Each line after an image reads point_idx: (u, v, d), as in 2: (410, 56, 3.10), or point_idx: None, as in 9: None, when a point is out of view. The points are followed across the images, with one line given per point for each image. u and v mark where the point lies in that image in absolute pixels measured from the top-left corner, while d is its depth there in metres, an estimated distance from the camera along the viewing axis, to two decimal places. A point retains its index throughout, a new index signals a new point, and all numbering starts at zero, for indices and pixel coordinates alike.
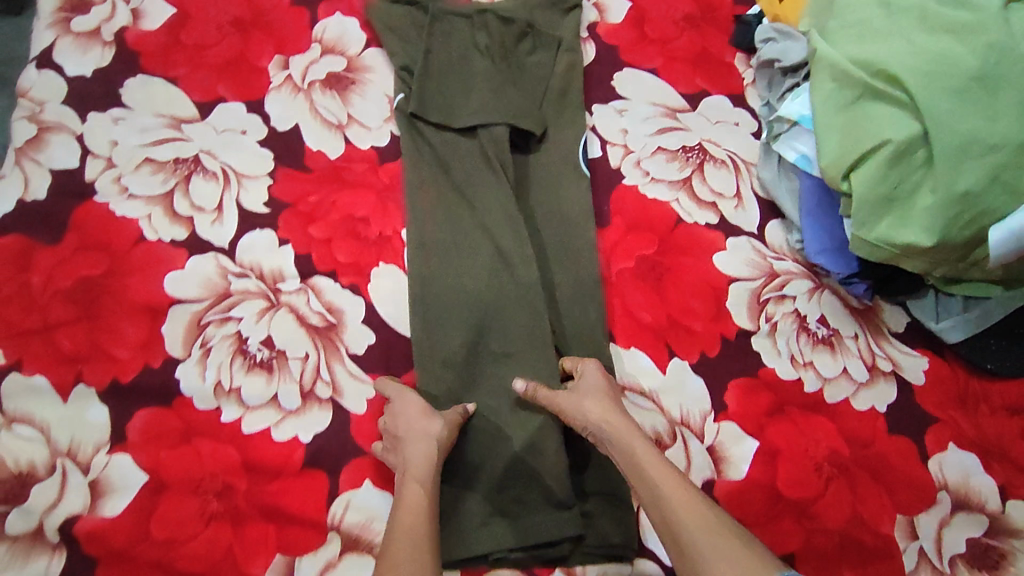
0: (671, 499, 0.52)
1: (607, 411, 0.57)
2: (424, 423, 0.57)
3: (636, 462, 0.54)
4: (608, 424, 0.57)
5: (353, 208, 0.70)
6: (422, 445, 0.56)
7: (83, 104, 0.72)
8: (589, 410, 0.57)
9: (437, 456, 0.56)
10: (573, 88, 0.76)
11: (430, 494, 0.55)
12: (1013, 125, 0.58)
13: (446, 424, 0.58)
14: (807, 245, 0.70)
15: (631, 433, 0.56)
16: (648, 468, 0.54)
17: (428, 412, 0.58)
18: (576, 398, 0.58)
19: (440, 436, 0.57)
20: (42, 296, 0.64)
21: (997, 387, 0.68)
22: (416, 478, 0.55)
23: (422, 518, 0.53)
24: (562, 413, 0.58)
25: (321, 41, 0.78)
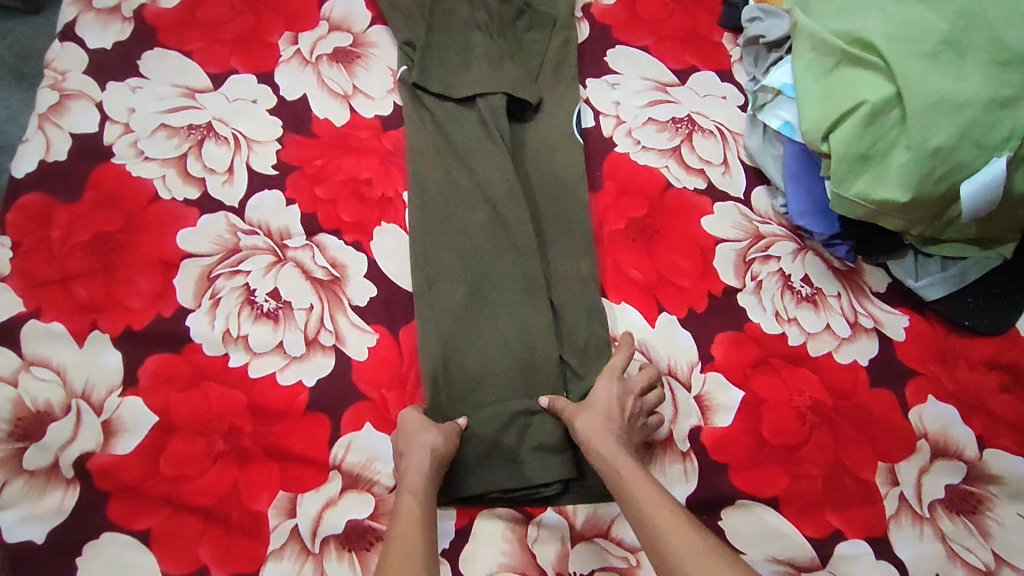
0: (655, 521, 0.51)
1: (599, 429, 0.58)
2: (421, 434, 0.59)
3: (620, 474, 0.55)
4: (593, 444, 0.58)
5: (357, 170, 0.74)
6: (420, 454, 0.57)
7: (103, 75, 0.76)
8: (581, 425, 0.59)
9: (431, 465, 0.57)
10: (568, 61, 0.80)
11: (425, 504, 0.54)
12: (980, 84, 0.61)
13: (443, 434, 0.59)
14: (791, 208, 0.73)
15: (617, 455, 0.56)
16: (629, 483, 0.54)
17: (429, 424, 0.60)
18: (576, 409, 0.60)
19: (436, 444, 0.58)
20: (61, 249, 0.67)
21: (975, 343, 0.70)
22: (409, 489, 0.55)
23: (416, 525, 0.52)
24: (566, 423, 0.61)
25: (329, 18, 0.82)
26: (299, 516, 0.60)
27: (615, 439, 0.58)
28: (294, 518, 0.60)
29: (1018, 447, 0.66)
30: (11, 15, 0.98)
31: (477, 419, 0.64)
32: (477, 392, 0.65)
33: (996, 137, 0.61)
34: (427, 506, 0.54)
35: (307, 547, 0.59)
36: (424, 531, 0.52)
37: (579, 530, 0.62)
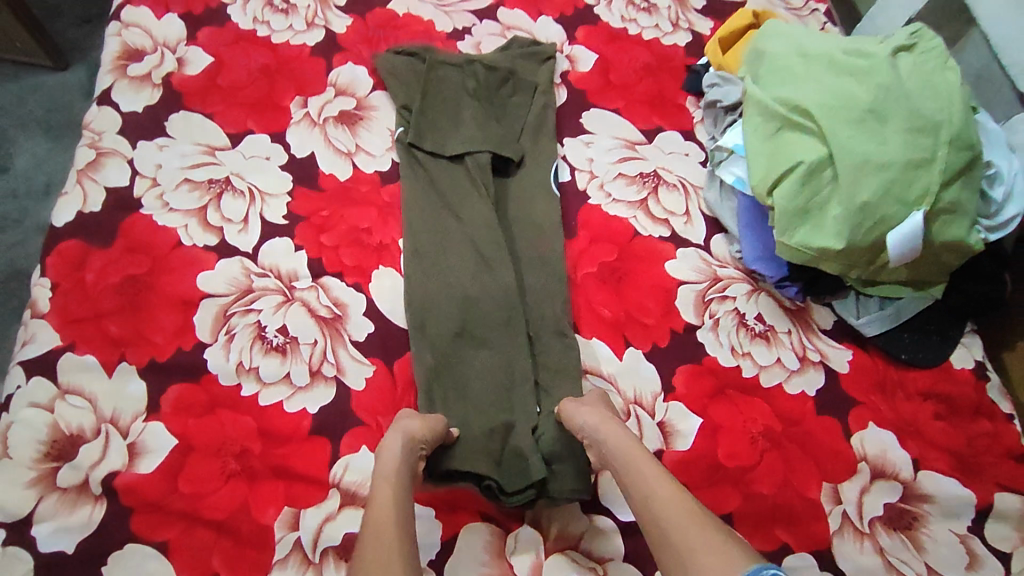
0: (657, 492, 0.56)
1: (604, 420, 0.65)
2: (406, 421, 0.65)
3: (623, 452, 0.61)
4: (598, 429, 0.64)
5: (358, 220, 0.83)
6: (395, 438, 0.62)
7: (135, 135, 0.86)
8: (585, 416, 0.66)
9: (403, 447, 0.61)
10: (547, 123, 0.90)
11: (398, 488, 0.57)
12: (899, 148, 0.71)
13: (421, 421, 0.65)
14: (745, 253, 0.82)
15: (623, 437, 0.62)
16: (632, 459, 0.60)
17: (414, 416, 0.66)
18: (578, 405, 0.68)
19: (413, 431, 0.63)
20: (95, 289, 0.75)
21: (912, 375, 0.78)
22: (383, 474, 0.58)
23: (389, 509, 0.54)
24: (567, 418, 0.68)
25: (335, 85, 0.93)
26: (302, 529, 0.67)
27: (619, 425, 0.64)
28: (297, 531, 0.66)
29: (951, 470, 0.73)
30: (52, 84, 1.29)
31: (465, 422, 0.72)
32: (463, 405, 0.73)
33: (914, 194, 0.70)
34: (401, 489, 0.57)
35: (309, 557, 0.66)
36: (397, 514, 0.54)
37: (552, 542, 0.68)
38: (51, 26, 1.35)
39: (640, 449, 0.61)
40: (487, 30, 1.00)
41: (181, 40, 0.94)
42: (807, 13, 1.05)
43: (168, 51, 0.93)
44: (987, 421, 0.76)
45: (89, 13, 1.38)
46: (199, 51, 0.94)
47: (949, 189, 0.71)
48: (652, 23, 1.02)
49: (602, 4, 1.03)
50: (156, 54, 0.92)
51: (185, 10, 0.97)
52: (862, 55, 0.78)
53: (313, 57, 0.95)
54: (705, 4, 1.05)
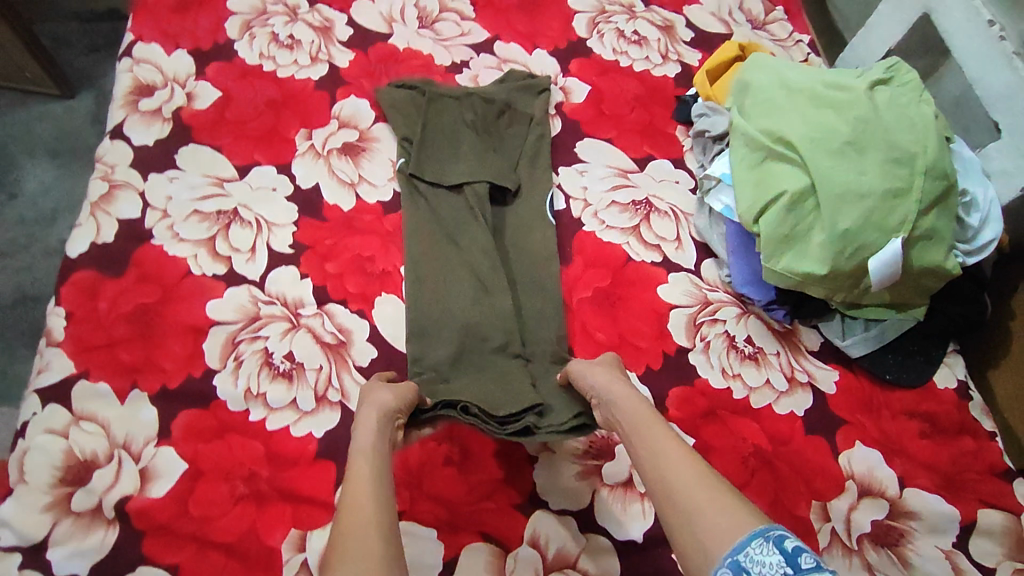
0: (660, 446, 0.59)
1: (613, 380, 0.69)
2: (377, 393, 0.67)
3: (629, 411, 0.64)
4: (610, 390, 0.68)
5: (361, 249, 0.86)
6: (369, 410, 0.65)
7: (146, 168, 0.90)
8: (598, 377, 0.70)
9: (378, 418, 0.63)
10: (543, 153, 0.94)
11: (373, 456, 0.59)
12: (877, 177, 0.74)
13: (393, 393, 0.67)
14: (734, 278, 0.85)
15: (632, 397, 0.66)
16: (636, 416, 0.64)
17: (385, 387, 0.69)
18: (590, 366, 0.72)
19: (386, 404, 0.66)
20: (108, 318, 0.78)
21: (897, 394, 0.81)
22: (357, 447, 0.60)
23: (364, 477, 0.56)
24: (577, 378, 0.72)
25: (338, 117, 0.97)
26: (308, 550, 0.69)
27: (630, 389, 0.68)
28: (304, 552, 0.69)
29: (936, 488, 0.75)
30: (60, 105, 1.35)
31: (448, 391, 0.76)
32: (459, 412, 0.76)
33: (892, 221, 0.73)
34: (376, 457, 0.59)
35: None
36: (374, 481, 0.56)
37: (550, 561, 0.69)
38: (59, 55, 1.39)
39: (651, 411, 0.64)
40: (484, 63, 1.04)
41: (190, 75, 0.98)
42: (791, 44, 1.10)
43: (178, 86, 0.97)
44: (970, 440, 0.78)
45: (97, 42, 1.42)
46: (208, 85, 0.97)
47: (926, 216, 0.74)
48: (642, 55, 1.06)
49: (595, 38, 1.07)
50: (166, 89, 0.96)
51: (193, 46, 1.01)
52: (841, 88, 0.81)
53: (318, 91, 0.99)
54: (693, 37, 1.09)
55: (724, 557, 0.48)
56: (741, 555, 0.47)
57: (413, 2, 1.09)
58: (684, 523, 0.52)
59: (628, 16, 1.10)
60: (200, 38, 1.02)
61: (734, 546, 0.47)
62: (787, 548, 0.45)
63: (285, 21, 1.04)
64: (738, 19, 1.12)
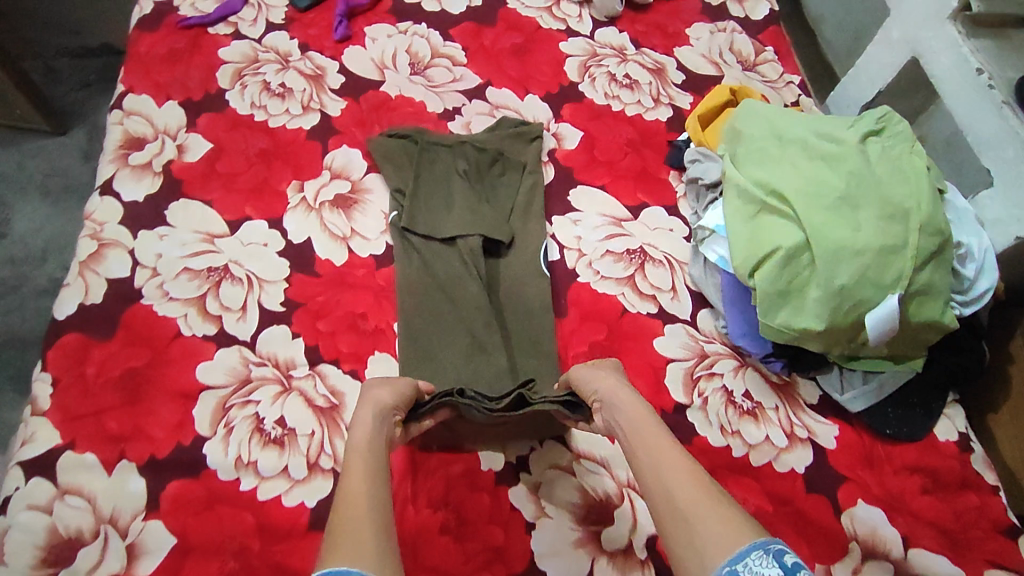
0: (662, 452, 0.60)
1: (616, 385, 0.69)
2: (377, 390, 0.69)
3: (631, 416, 0.65)
4: (616, 394, 0.68)
5: (353, 305, 0.85)
6: (367, 408, 0.66)
7: (136, 224, 0.89)
8: (603, 382, 0.70)
9: (376, 417, 0.64)
10: (536, 203, 0.94)
11: (370, 453, 0.59)
12: (872, 233, 0.73)
13: (391, 391, 0.69)
14: (730, 329, 0.84)
15: (634, 402, 0.67)
16: (637, 420, 0.64)
17: (384, 384, 0.71)
18: (596, 371, 0.73)
19: (387, 402, 0.67)
20: (95, 385, 0.77)
21: (898, 449, 0.80)
22: (357, 447, 0.60)
23: (359, 472, 0.57)
24: (580, 380, 0.73)
25: (330, 168, 0.96)
26: None
27: (633, 396, 0.69)
28: None
29: (942, 548, 0.74)
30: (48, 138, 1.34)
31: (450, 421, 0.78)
32: (460, 467, 0.76)
33: (889, 278, 0.72)
34: (372, 453, 0.60)
35: None
36: (368, 480, 0.56)
37: None
38: (48, 92, 1.38)
39: (653, 419, 0.65)
40: (476, 109, 1.03)
41: (181, 128, 0.97)
42: (782, 85, 1.10)
43: (169, 139, 0.96)
44: (973, 495, 0.77)
45: (88, 79, 1.41)
46: (199, 137, 0.97)
47: (922, 272, 0.73)
48: (634, 99, 1.06)
49: (586, 82, 1.07)
50: (157, 142, 0.96)
51: (185, 96, 1.00)
52: (833, 140, 0.81)
53: (309, 140, 0.98)
54: (684, 79, 1.09)
55: (723, 564, 0.48)
56: (739, 564, 0.48)
57: (404, 48, 1.08)
58: (682, 529, 0.53)
59: (619, 59, 1.10)
60: (191, 88, 1.01)
61: (734, 555, 0.48)
62: (786, 563, 0.47)
63: (277, 69, 1.04)
64: (729, 60, 1.12)
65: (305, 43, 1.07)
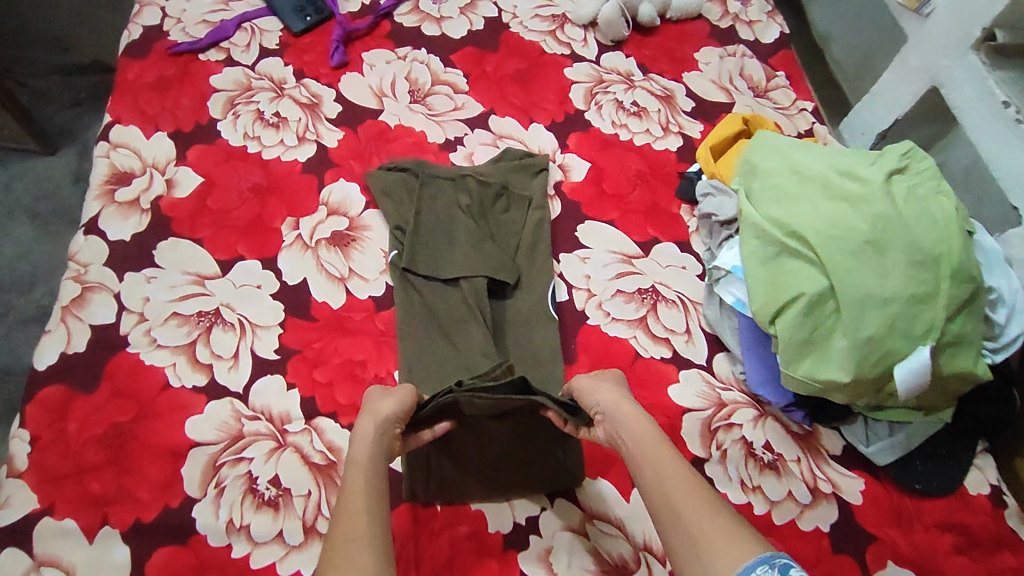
0: (665, 467, 0.60)
1: (616, 398, 0.68)
2: (378, 403, 0.66)
3: (633, 428, 0.64)
4: (617, 407, 0.67)
5: (352, 353, 0.81)
6: (367, 423, 0.63)
7: (121, 265, 0.84)
8: (604, 394, 0.68)
9: (375, 431, 0.62)
10: (542, 240, 0.90)
11: (372, 475, 0.58)
12: (901, 281, 0.69)
13: (395, 401, 0.66)
14: (749, 377, 0.81)
15: (636, 415, 0.65)
16: (639, 433, 0.63)
17: (385, 395, 0.68)
18: (597, 383, 0.71)
19: (391, 412, 0.65)
20: (76, 442, 0.72)
21: (927, 504, 0.76)
22: (357, 464, 0.59)
23: (362, 498, 0.56)
24: (582, 391, 0.71)
25: (327, 203, 0.92)
26: None
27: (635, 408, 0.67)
28: None
29: None
30: (35, 157, 1.29)
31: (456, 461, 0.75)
32: (467, 529, 0.72)
33: (919, 328, 0.69)
34: (374, 474, 0.58)
35: None
36: (373, 504, 0.55)
37: None
38: (37, 112, 1.32)
39: (655, 433, 0.64)
40: (479, 139, 0.99)
41: (170, 160, 0.93)
42: (795, 112, 1.06)
43: (157, 172, 0.91)
44: (1009, 555, 0.73)
45: (80, 97, 1.35)
46: (189, 170, 0.92)
47: (954, 321, 0.70)
48: (642, 127, 1.02)
49: (593, 109, 1.03)
50: (144, 175, 0.91)
51: (174, 127, 0.96)
52: (855, 177, 0.77)
53: (305, 174, 0.94)
54: (694, 106, 1.06)
55: None
56: None
57: (403, 75, 1.04)
58: (690, 551, 0.53)
59: (626, 86, 1.06)
60: (181, 118, 0.96)
61: None
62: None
63: (271, 97, 1.00)
64: (739, 86, 1.08)
65: (301, 70, 1.03)
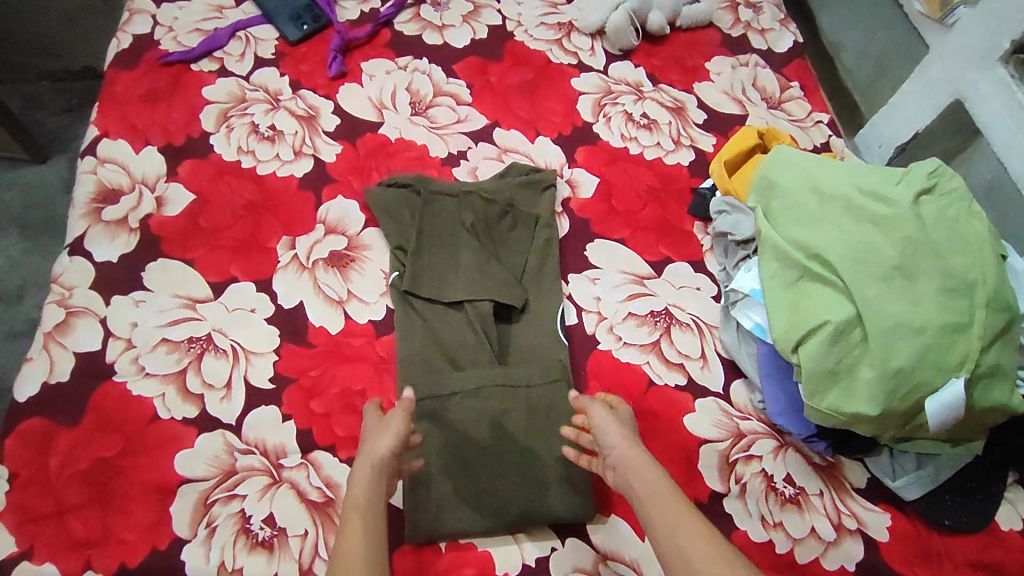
0: (681, 524, 0.56)
1: (626, 441, 0.64)
2: (375, 440, 0.64)
3: (645, 478, 0.60)
4: (628, 454, 0.63)
5: (351, 381, 0.77)
6: (363, 464, 0.62)
7: (108, 288, 0.80)
8: (617, 435, 0.64)
9: (371, 474, 0.61)
10: (550, 261, 0.86)
11: (368, 525, 0.58)
12: (933, 310, 0.66)
13: (392, 439, 0.63)
14: (768, 406, 0.77)
15: (648, 463, 0.62)
16: (650, 483, 0.60)
17: (382, 429, 0.65)
18: (611, 419, 0.66)
19: (383, 453, 0.63)
20: (58, 480, 0.68)
21: (958, 542, 0.72)
22: (355, 510, 0.59)
23: (359, 553, 0.56)
24: (595, 427, 0.66)
25: (324, 221, 0.88)
26: None
27: (644, 453, 0.63)
28: None
29: None
30: (23, 164, 1.24)
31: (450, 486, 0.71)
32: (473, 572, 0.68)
33: (953, 360, 0.65)
34: (369, 523, 0.58)
35: None
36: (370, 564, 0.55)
37: None
38: (28, 117, 1.28)
39: (668, 483, 0.60)
40: (483, 153, 0.95)
41: (160, 176, 0.88)
42: (810, 124, 1.03)
43: (146, 189, 0.87)
44: None
45: (72, 102, 1.31)
46: (180, 187, 0.88)
47: (989, 352, 0.66)
48: (653, 140, 0.98)
49: (601, 122, 0.99)
50: (133, 193, 0.86)
51: (165, 141, 0.91)
52: (880, 198, 0.73)
53: (302, 190, 0.90)
54: (705, 119, 1.02)
55: None
56: None
57: (404, 86, 1.00)
58: None
59: (635, 97, 1.02)
60: (172, 131, 0.92)
61: None
62: None
63: (266, 109, 0.96)
64: (752, 97, 1.05)
65: (297, 81, 0.99)
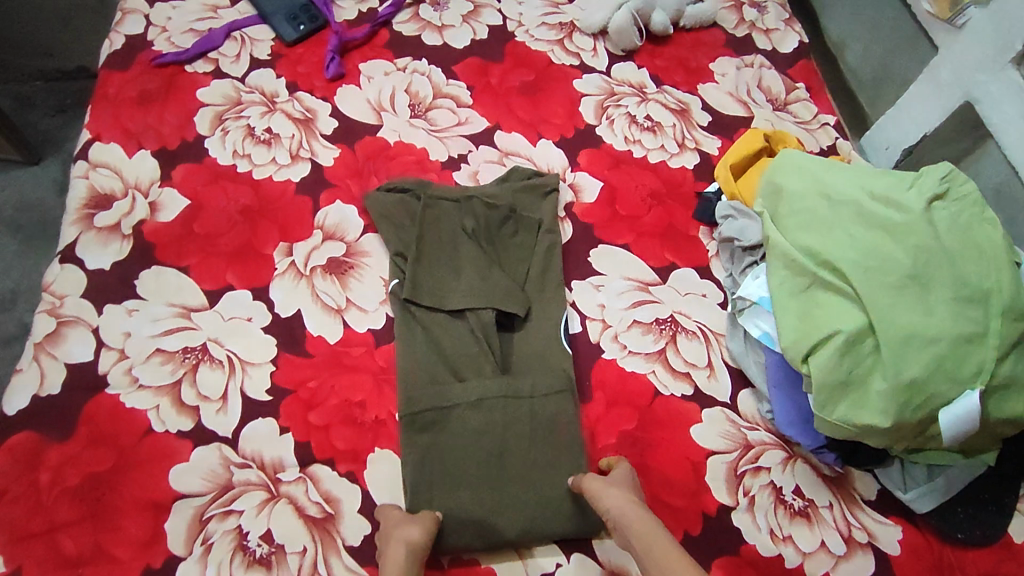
0: None
1: (624, 502, 0.63)
2: (404, 528, 0.64)
3: (646, 540, 0.60)
4: (626, 514, 0.62)
5: (350, 393, 0.75)
6: (396, 549, 0.62)
7: (100, 297, 0.77)
8: (612, 497, 0.64)
9: (407, 559, 0.61)
10: (552, 267, 0.84)
11: None
12: (946, 320, 0.65)
13: (421, 526, 0.64)
14: (777, 417, 0.75)
15: (649, 523, 0.62)
16: (652, 546, 0.60)
17: (409, 519, 0.66)
18: (604, 484, 0.66)
19: (415, 539, 0.63)
20: (49, 496, 0.66)
21: (970, 555, 0.71)
22: None
23: None
24: (590, 494, 0.65)
25: (322, 227, 0.86)
26: None
27: (646, 513, 0.63)
28: None
29: None
30: (15, 165, 1.21)
31: (453, 499, 0.70)
32: None
33: (967, 371, 0.64)
34: None
35: None
36: None
37: None
38: (21, 117, 1.25)
39: (669, 543, 0.60)
40: (484, 156, 0.94)
41: (154, 181, 0.86)
42: (816, 126, 1.01)
43: (140, 195, 0.85)
44: None
45: (65, 103, 1.27)
46: (174, 192, 0.86)
47: (1003, 363, 0.65)
48: (657, 143, 0.97)
49: (604, 124, 0.97)
50: (126, 198, 0.84)
51: (158, 145, 0.89)
52: (891, 204, 0.72)
53: (299, 195, 0.88)
54: (710, 121, 1.00)
55: None
56: None
57: (403, 88, 0.98)
58: None
59: (639, 99, 1.01)
60: (166, 135, 0.90)
61: None
62: None
63: (262, 112, 0.94)
64: (757, 99, 1.03)
65: (293, 82, 0.97)
